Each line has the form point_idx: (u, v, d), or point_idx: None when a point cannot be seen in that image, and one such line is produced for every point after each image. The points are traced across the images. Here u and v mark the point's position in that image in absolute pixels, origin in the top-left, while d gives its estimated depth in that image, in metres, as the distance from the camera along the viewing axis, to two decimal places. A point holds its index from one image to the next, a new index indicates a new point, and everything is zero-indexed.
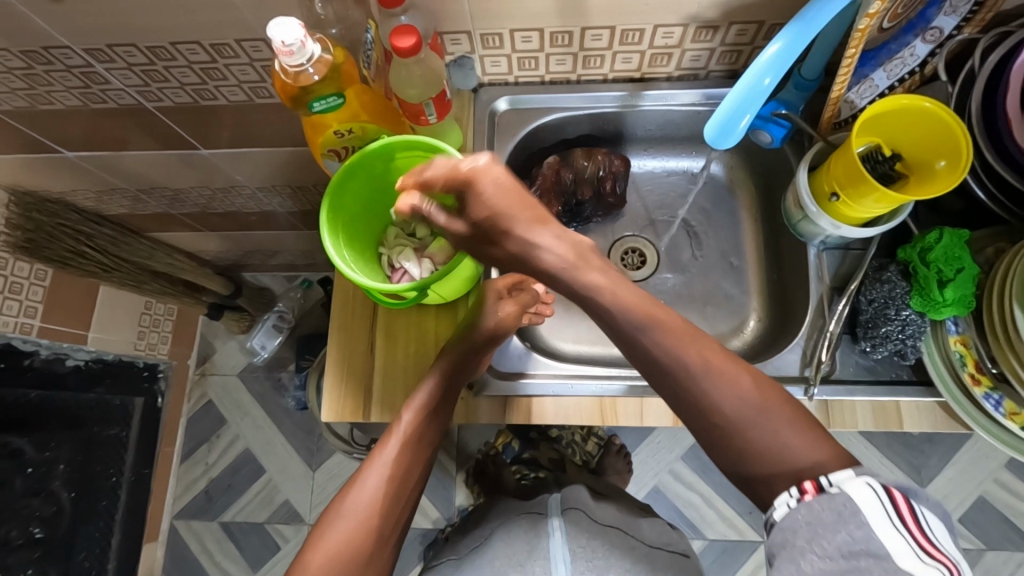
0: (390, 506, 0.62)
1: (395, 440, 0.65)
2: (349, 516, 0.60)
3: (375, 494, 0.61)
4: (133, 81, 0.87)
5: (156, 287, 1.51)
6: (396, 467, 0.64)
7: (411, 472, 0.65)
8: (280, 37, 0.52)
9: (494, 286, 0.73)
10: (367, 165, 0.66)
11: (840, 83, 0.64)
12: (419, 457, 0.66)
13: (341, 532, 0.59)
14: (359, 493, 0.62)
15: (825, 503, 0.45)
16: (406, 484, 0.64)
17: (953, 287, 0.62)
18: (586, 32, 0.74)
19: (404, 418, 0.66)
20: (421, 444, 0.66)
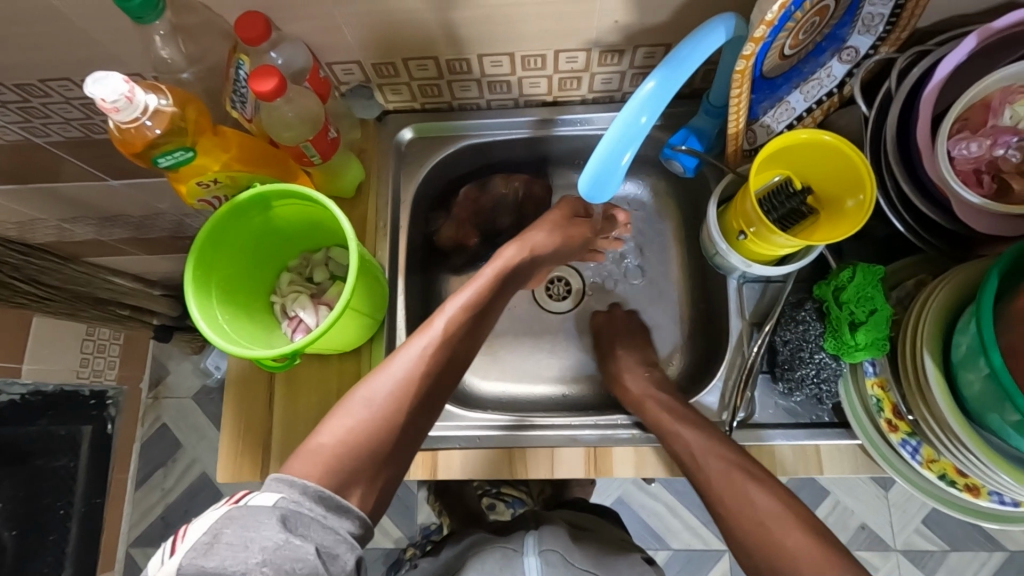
0: (424, 398, 0.56)
1: (437, 327, 0.59)
2: (375, 403, 0.54)
3: (405, 382, 0.55)
4: (13, 118, 0.81)
5: (97, 314, 1.37)
6: (433, 363, 0.57)
7: (451, 369, 0.59)
8: (100, 95, 0.46)
9: (565, 204, 0.76)
10: (238, 215, 0.61)
11: (735, 115, 0.59)
12: (459, 357, 0.59)
13: (364, 419, 0.53)
14: (388, 377, 0.56)
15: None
16: (444, 377, 0.58)
17: (865, 330, 0.58)
18: (483, 59, 0.69)
19: (451, 305, 0.61)
20: (464, 342, 0.60)
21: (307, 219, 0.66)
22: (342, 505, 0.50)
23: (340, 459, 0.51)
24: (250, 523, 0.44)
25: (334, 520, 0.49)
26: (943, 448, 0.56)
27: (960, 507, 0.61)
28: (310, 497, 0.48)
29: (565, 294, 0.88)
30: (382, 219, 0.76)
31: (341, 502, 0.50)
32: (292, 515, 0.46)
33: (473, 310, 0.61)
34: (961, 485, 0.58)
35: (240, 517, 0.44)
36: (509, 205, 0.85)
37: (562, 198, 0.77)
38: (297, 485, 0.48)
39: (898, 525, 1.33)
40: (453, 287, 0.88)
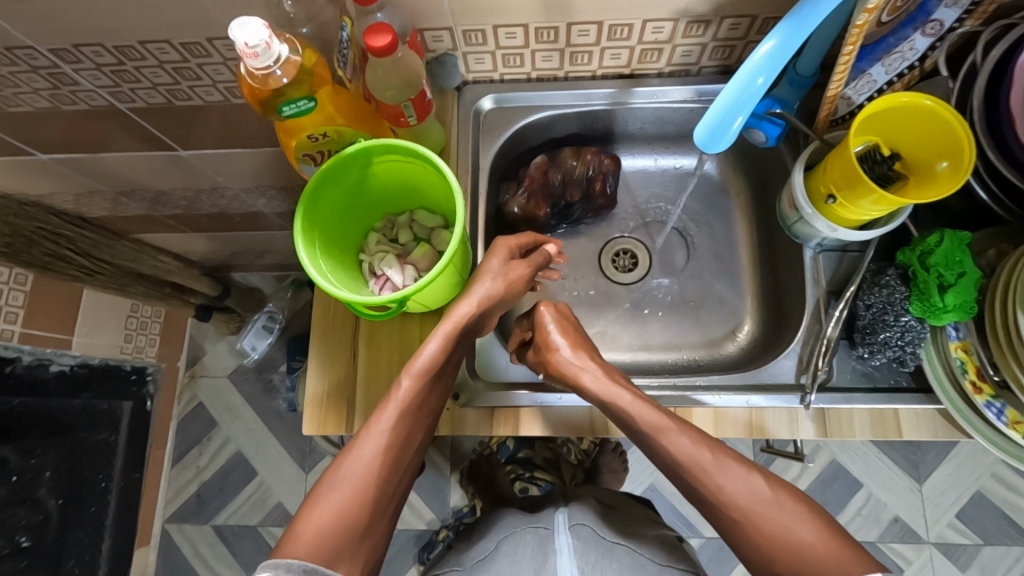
0: (390, 476, 0.58)
1: (394, 406, 0.59)
2: (343, 488, 0.55)
3: (371, 467, 0.56)
4: (103, 82, 0.83)
5: (142, 289, 1.45)
6: (395, 436, 0.59)
7: (411, 440, 0.60)
8: (244, 38, 0.48)
9: (504, 242, 0.69)
10: (342, 170, 0.63)
11: (838, 77, 0.61)
12: (414, 430, 0.61)
13: (338, 507, 0.54)
14: (352, 465, 0.57)
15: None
16: (405, 453, 0.59)
17: (954, 292, 0.60)
18: (572, 28, 0.71)
19: (403, 384, 0.61)
20: (422, 411, 0.61)
21: (402, 177, 0.68)
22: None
23: (319, 548, 0.53)
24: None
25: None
26: None
27: None
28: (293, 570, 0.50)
29: (632, 266, 0.90)
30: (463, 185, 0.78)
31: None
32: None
33: (429, 374, 0.61)
34: None
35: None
36: (577, 179, 0.85)
37: (496, 240, 0.70)
38: (281, 565, 0.51)
39: (931, 519, 1.34)
40: None
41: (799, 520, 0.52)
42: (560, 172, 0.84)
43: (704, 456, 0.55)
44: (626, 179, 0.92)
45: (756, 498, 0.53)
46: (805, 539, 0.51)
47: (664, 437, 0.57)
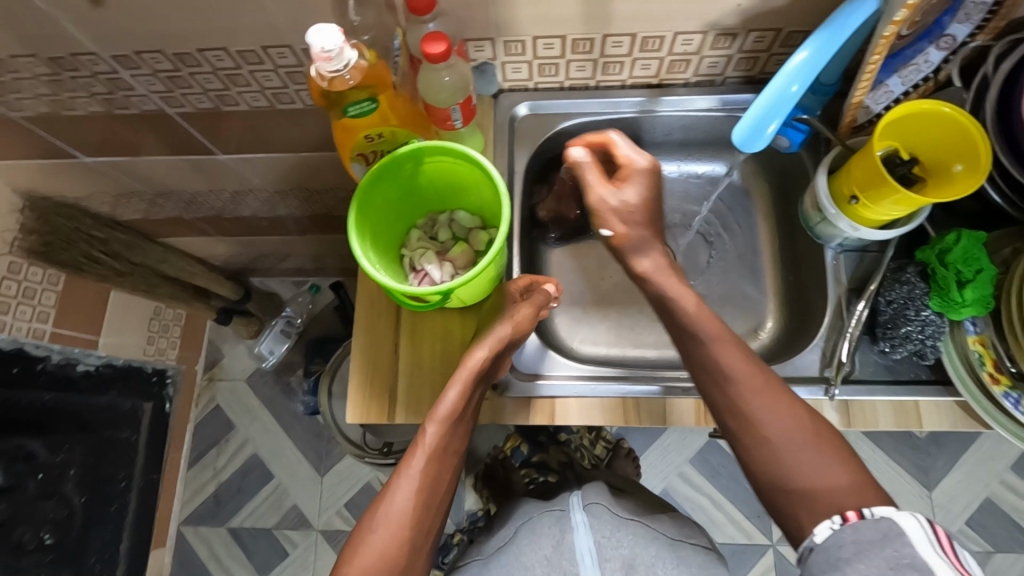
0: (422, 518, 0.61)
1: (420, 453, 0.62)
2: (381, 533, 0.59)
3: (403, 515, 0.60)
4: (157, 87, 0.88)
5: (166, 292, 1.50)
6: (425, 482, 0.62)
7: (440, 485, 0.62)
8: (320, 43, 0.53)
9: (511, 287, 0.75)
10: (395, 168, 0.67)
11: (863, 83, 0.65)
12: (443, 476, 0.63)
13: (375, 552, 0.58)
14: (387, 514, 0.60)
15: (872, 528, 0.49)
16: (436, 497, 0.62)
17: (972, 287, 0.64)
18: (607, 39, 0.76)
19: (428, 431, 0.63)
20: (447, 454, 0.63)
21: (448, 180, 0.72)
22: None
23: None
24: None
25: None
26: None
27: None
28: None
29: None
30: None
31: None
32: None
33: (452, 419, 0.64)
34: None
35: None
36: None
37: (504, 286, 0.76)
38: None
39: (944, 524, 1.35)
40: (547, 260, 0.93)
41: (828, 452, 0.55)
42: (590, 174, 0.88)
43: (755, 379, 0.58)
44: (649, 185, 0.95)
45: (795, 432, 0.56)
46: (818, 471, 0.54)
47: (719, 347, 0.60)
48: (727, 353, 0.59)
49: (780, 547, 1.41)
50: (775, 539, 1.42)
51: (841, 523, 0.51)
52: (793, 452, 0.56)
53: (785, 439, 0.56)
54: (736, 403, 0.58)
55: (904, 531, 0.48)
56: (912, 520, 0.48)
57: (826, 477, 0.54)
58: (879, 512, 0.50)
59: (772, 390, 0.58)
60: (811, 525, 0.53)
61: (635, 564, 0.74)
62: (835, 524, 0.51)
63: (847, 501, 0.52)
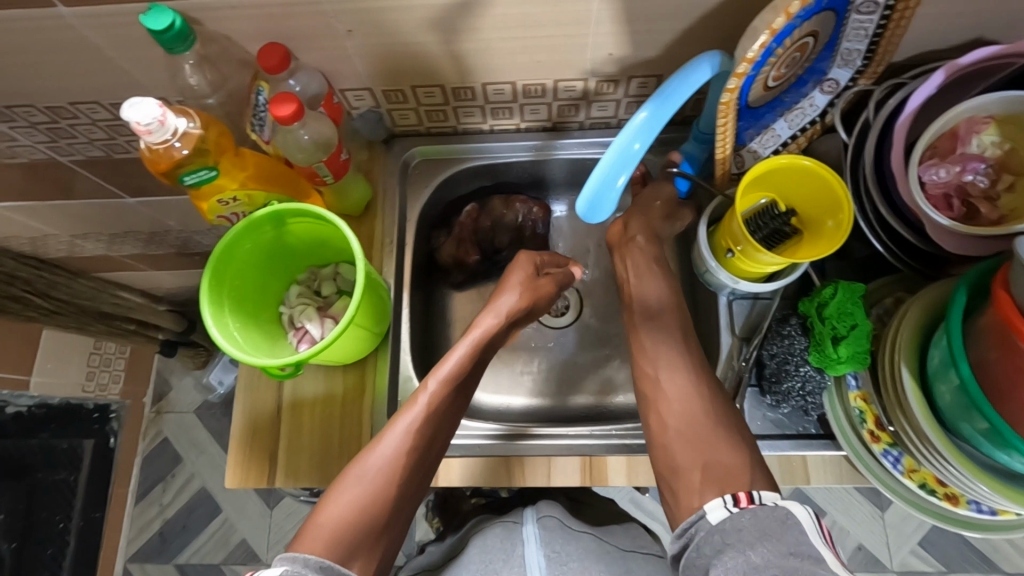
0: (411, 472, 0.61)
1: (421, 405, 0.64)
2: (363, 485, 0.59)
3: (394, 462, 0.60)
4: (41, 138, 0.85)
5: (103, 328, 1.31)
6: (419, 436, 0.62)
7: (434, 440, 0.64)
8: (135, 118, 0.51)
9: (529, 260, 0.77)
10: (256, 229, 0.65)
11: (722, 142, 0.63)
12: (434, 436, 0.64)
13: (359, 496, 0.58)
14: (377, 459, 0.60)
15: (770, 513, 0.50)
16: (428, 452, 0.63)
17: (846, 344, 0.62)
18: (486, 88, 0.74)
19: (431, 385, 0.65)
20: (445, 414, 0.65)
21: (319, 236, 0.70)
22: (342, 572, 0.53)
23: (339, 538, 0.56)
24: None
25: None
26: (923, 458, 0.59)
27: (942, 516, 0.63)
28: (311, 565, 0.53)
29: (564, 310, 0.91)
30: (389, 237, 0.80)
31: (342, 570, 0.54)
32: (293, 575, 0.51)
33: (454, 380, 0.67)
34: (941, 494, 0.61)
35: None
36: (504, 229, 0.88)
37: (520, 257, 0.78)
38: (299, 560, 0.53)
39: (894, 546, 1.33)
40: (451, 305, 0.91)
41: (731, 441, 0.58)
42: (497, 217, 0.87)
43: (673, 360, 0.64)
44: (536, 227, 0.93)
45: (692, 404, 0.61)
46: (718, 451, 0.57)
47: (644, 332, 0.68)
48: (665, 358, 0.64)
49: None
50: None
51: (733, 502, 0.52)
52: (695, 421, 0.59)
53: (704, 430, 0.59)
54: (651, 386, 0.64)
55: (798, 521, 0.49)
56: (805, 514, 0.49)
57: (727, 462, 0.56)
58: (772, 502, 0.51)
59: (697, 390, 0.62)
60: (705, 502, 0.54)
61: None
62: (726, 503, 0.52)
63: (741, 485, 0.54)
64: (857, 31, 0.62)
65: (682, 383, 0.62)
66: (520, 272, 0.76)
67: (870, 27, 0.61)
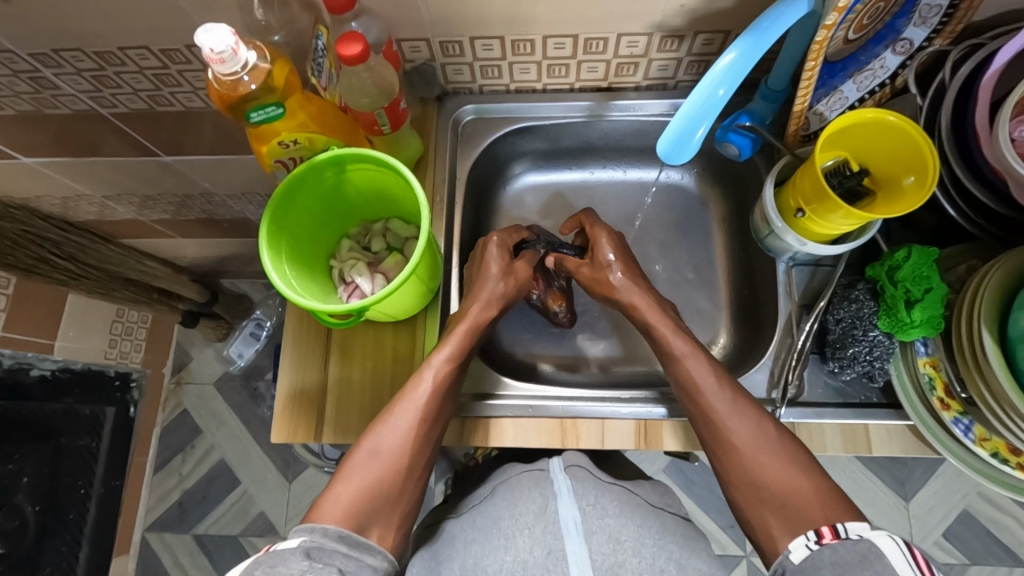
0: (421, 447, 0.63)
1: (426, 388, 0.64)
2: (375, 462, 0.61)
3: (406, 438, 0.62)
4: (84, 87, 0.83)
5: (127, 294, 1.31)
6: (427, 412, 0.64)
7: (437, 420, 0.65)
8: (209, 45, 0.49)
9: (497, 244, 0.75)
10: (315, 175, 0.64)
11: (803, 95, 0.61)
12: (435, 421, 0.65)
13: (375, 468, 0.61)
14: (389, 435, 0.63)
15: (851, 547, 0.47)
16: (434, 427, 0.65)
17: (921, 308, 0.59)
18: (547, 41, 0.72)
19: (436, 364, 0.66)
20: (451, 391, 0.66)
21: (376, 187, 0.69)
22: (363, 542, 0.57)
23: (357, 508, 0.58)
24: (278, 560, 0.49)
25: (358, 554, 0.56)
26: (999, 425, 0.57)
27: (1013, 488, 0.61)
28: (331, 536, 0.55)
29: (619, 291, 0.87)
30: (440, 195, 0.78)
31: (362, 539, 0.57)
32: (315, 548, 0.53)
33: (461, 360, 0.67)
34: (1013, 464, 0.59)
35: (267, 560, 0.49)
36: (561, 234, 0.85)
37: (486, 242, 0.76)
38: (318, 529, 0.55)
39: (918, 536, 1.31)
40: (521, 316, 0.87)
41: (792, 466, 0.56)
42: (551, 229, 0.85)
43: (723, 392, 0.61)
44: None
45: (767, 441, 0.58)
46: (776, 476, 0.56)
47: (687, 364, 0.64)
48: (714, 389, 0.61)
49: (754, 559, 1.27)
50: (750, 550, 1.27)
51: (817, 540, 0.50)
52: (768, 458, 0.57)
53: (764, 455, 0.57)
54: (711, 429, 0.60)
55: (885, 553, 0.45)
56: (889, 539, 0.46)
57: (791, 488, 0.55)
58: (859, 534, 0.48)
59: (766, 430, 0.59)
60: (787, 542, 0.53)
61: (621, 537, 0.61)
62: (810, 541, 0.51)
63: (817, 514, 0.53)
64: None
65: (722, 404, 0.60)
66: (497, 260, 0.74)
67: None
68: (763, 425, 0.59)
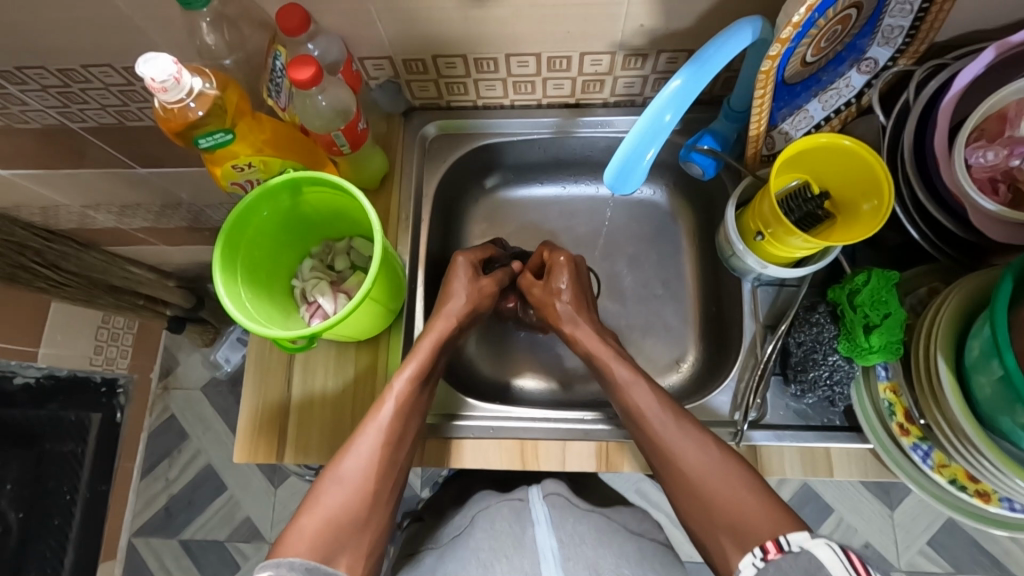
0: (387, 469, 0.62)
1: (389, 406, 0.64)
2: (340, 490, 0.60)
3: (371, 459, 0.61)
4: (51, 102, 0.83)
5: (110, 301, 1.27)
6: (391, 433, 0.63)
7: (404, 440, 0.64)
8: (151, 74, 0.49)
9: (467, 261, 0.75)
10: (270, 198, 0.63)
11: (757, 118, 0.60)
12: (402, 441, 0.64)
13: (341, 495, 0.60)
14: (354, 458, 0.61)
15: (793, 562, 0.48)
16: (400, 449, 0.63)
17: (880, 333, 0.59)
18: (510, 59, 0.71)
19: (399, 383, 0.65)
20: (415, 408, 0.65)
21: (336, 207, 0.68)
22: (328, 572, 0.55)
23: (323, 539, 0.57)
24: None
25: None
26: (955, 453, 0.57)
27: (972, 515, 0.61)
28: (297, 569, 0.54)
29: None
30: (405, 212, 0.78)
31: (329, 569, 0.55)
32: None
33: (423, 375, 0.66)
34: (971, 491, 0.59)
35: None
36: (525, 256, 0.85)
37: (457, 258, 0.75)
38: (283, 564, 0.54)
39: (901, 544, 1.30)
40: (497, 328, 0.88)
41: (748, 489, 0.55)
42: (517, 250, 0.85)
43: (666, 415, 0.61)
44: (554, 230, 0.91)
45: (708, 462, 0.57)
46: (733, 498, 0.55)
47: (631, 390, 0.64)
48: (656, 414, 0.61)
49: None
50: None
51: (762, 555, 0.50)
52: (715, 478, 0.56)
53: (713, 480, 0.56)
54: (658, 451, 0.60)
55: (822, 563, 0.46)
56: (827, 551, 0.47)
57: (735, 506, 0.54)
58: (800, 545, 0.49)
59: (706, 446, 0.59)
60: (738, 560, 0.52)
61: (602, 568, 0.61)
62: (757, 558, 0.51)
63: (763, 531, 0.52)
64: (902, 6, 0.58)
65: (667, 429, 0.60)
66: (463, 275, 0.75)
67: (917, 2, 0.58)
68: (704, 446, 0.59)
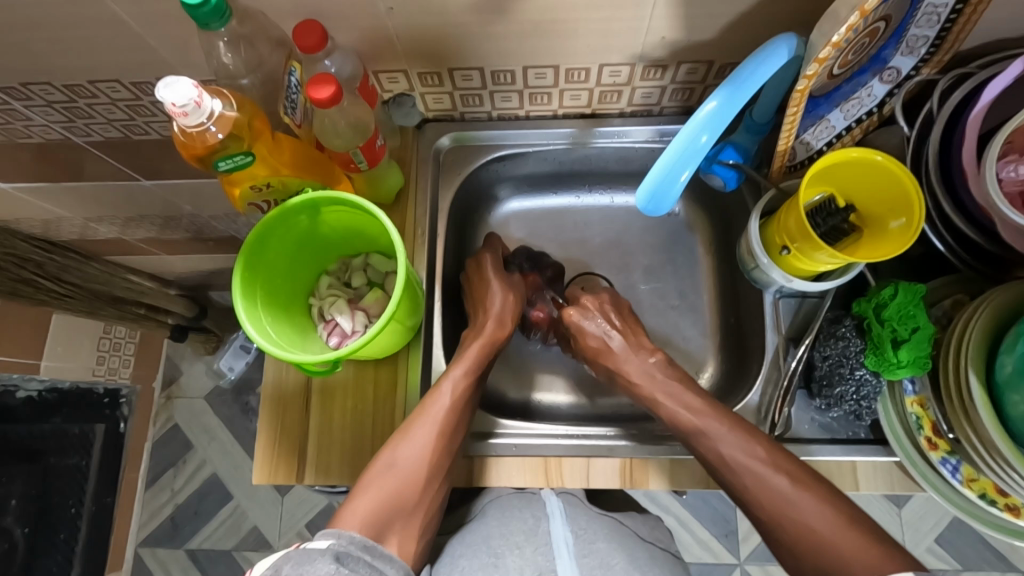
0: (440, 459, 0.62)
1: (443, 399, 0.64)
2: (392, 473, 0.60)
3: (425, 448, 0.61)
4: (56, 118, 0.80)
5: (114, 313, 1.24)
6: (445, 424, 0.63)
7: (456, 432, 0.64)
8: (171, 99, 0.48)
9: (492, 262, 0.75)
10: (289, 218, 0.62)
11: (787, 132, 0.61)
12: (455, 433, 0.64)
13: (393, 480, 0.60)
14: (408, 446, 0.62)
15: None
16: (453, 441, 0.64)
17: (908, 348, 0.58)
18: (527, 71, 0.70)
19: (453, 376, 0.66)
20: (467, 402, 0.66)
21: (354, 225, 0.67)
22: (385, 553, 0.53)
23: (376, 518, 0.57)
24: (305, 558, 0.48)
25: (380, 565, 0.52)
26: (986, 468, 0.56)
27: (1000, 528, 0.61)
28: (357, 543, 0.52)
29: None
30: (421, 227, 0.76)
31: (384, 550, 0.53)
32: (343, 553, 0.50)
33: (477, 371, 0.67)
34: (1001, 505, 0.58)
35: (295, 557, 0.47)
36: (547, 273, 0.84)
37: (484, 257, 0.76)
38: (344, 536, 0.53)
39: (910, 544, 1.28)
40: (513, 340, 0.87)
41: (807, 495, 0.55)
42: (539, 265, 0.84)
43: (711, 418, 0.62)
44: (569, 241, 0.90)
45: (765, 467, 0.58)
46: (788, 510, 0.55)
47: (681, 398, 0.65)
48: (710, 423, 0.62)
49: (747, 567, 1.23)
50: (743, 558, 1.23)
51: None
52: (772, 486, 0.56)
53: (765, 487, 0.57)
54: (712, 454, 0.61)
55: None
56: None
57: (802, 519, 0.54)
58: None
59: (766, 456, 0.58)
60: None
61: (611, 561, 0.60)
62: None
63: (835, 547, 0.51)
64: (929, 16, 0.58)
65: (720, 432, 0.61)
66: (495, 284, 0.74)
67: (943, 12, 0.57)
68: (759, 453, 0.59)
